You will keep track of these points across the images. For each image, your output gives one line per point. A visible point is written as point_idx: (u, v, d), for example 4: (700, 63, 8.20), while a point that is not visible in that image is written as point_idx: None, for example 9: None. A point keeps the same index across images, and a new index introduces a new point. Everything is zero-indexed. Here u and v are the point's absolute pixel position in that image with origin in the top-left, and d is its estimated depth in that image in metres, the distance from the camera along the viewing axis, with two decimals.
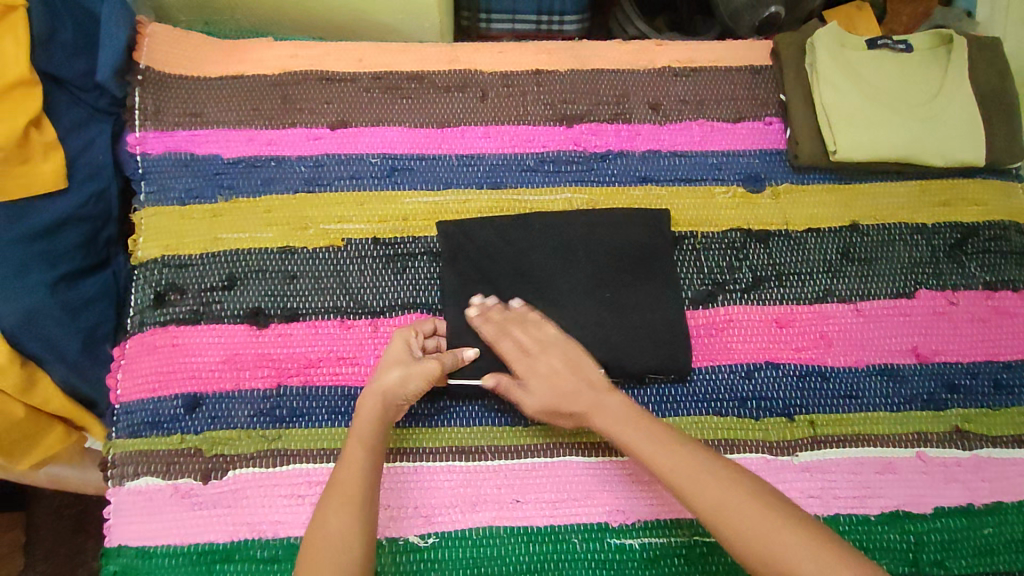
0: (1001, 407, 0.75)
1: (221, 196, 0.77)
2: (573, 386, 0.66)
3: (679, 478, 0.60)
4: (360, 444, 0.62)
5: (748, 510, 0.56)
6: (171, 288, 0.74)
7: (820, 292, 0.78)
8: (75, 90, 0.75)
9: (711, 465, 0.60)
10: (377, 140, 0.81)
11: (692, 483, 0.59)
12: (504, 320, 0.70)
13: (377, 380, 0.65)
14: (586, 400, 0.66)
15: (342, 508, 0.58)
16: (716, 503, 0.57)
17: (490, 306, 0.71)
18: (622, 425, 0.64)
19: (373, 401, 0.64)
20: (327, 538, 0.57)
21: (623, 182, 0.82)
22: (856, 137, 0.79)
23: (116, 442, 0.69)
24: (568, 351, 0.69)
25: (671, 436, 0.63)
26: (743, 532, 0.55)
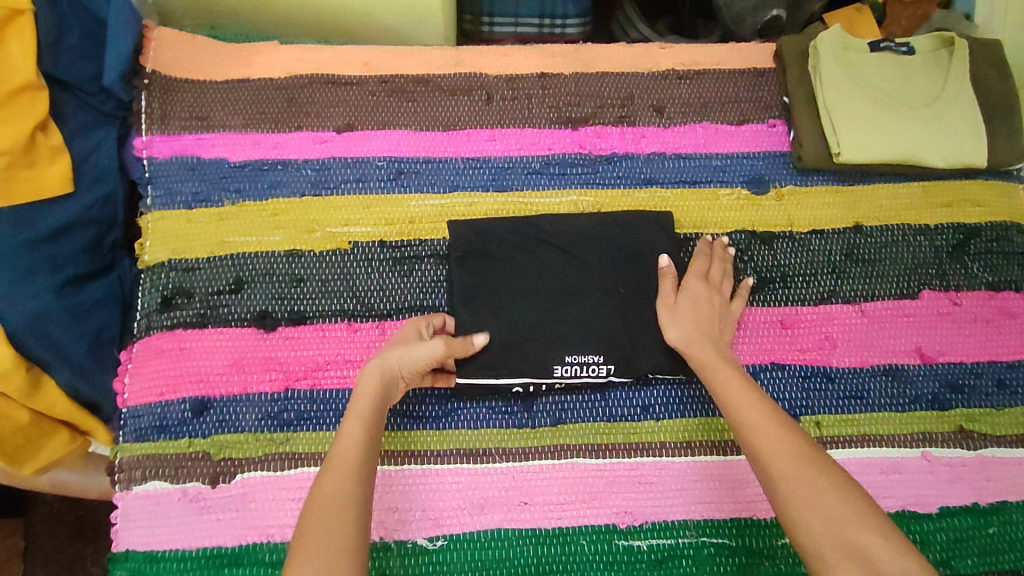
0: (1005, 406, 0.75)
1: (227, 200, 0.77)
2: (711, 322, 0.71)
3: (751, 422, 0.61)
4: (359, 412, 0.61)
5: (809, 471, 0.56)
6: (178, 292, 0.74)
7: (825, 293, 0.79)
8: (82, 93, 0.75)
9: (777, 423, 0.60)
10: (383, 143, 0.81)
11: (760, 433, 0.60)
12: (718, 255, 0.77)
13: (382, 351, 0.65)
14: (710, 330, 0.70)
15: (339, 478, 0.56)
16: (780, 455, 0.58)
17: (719, 245, 0.78)
18: (719, 364, 0.67)
19: (373, 372, 0.63)
20: (322, 505, 0.54)
21: (628, 184, 0.83)
22: (859, 138, 0.80)
23: (123, 446, 0.69)
24: (723, 306, 0.74)
25: (752, 388, 0.64)
26: (799, 489, 0.55)
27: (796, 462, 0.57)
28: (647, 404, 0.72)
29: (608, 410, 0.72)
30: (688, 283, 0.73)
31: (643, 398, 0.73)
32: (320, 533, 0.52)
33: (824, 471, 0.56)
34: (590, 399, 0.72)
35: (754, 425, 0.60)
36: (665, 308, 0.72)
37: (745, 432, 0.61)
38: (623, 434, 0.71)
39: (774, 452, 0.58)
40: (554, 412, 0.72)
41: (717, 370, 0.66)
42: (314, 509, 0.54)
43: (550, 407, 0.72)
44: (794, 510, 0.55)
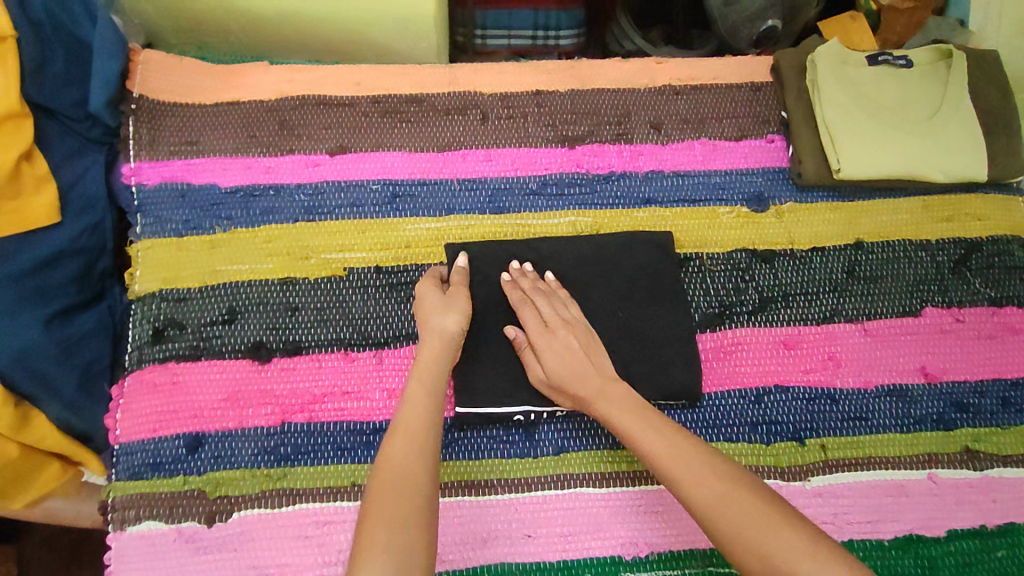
0: (1010, 425, 0.75)
1: (219, 227, 0.76)
2: (585, 365, 0.66)
3: (672, 469, 0.57)
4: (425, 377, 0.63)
5: (739, 509, 0.53)
6: (170, 323, 0.72)
7: (828, 312, 0.78)
8: (68, 119, 0.73)
9: (700, 461, 0.56)
10: (377, 166, 0.79)
11: (685, 478, 0.56)
12: (538, 290, 0.71)
13: (427, 320, 0.66)
14: (585, 375, 0.65)
15: (408, 440, 0.57)
16: (709, 501, 0.54)
17: (525, 276, 0.73)
18: (620, 414, 0.62)
19: (429, 342, 0.65)
20: (390, 468, 0.55)
21: (627, 204, 0.81)
22: (860, 154, 0.78)
23: (116, 485, 0.67)
24: (584, 331, 0.69)
25: (662, 426, 0.60)
26: (738, 533, 0.51)
27: (726, 502, 0.53)
28: None
29: (610, 437, 0.71)
30: (536, 337, 0.68)
31: None
32: (389, 496, 0.53)
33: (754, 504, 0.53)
34: (593, 426, 0.71)
35: (676, 473, 0.56)
36: (541, 378, 0.68)
37: (670, 482, 0.57)
38: (626, 461, 0.70)
39: (702, 498, 0.54)
40: (557, 440, 0.71)
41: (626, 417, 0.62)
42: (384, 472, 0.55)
43: (552, 436, 0.71)
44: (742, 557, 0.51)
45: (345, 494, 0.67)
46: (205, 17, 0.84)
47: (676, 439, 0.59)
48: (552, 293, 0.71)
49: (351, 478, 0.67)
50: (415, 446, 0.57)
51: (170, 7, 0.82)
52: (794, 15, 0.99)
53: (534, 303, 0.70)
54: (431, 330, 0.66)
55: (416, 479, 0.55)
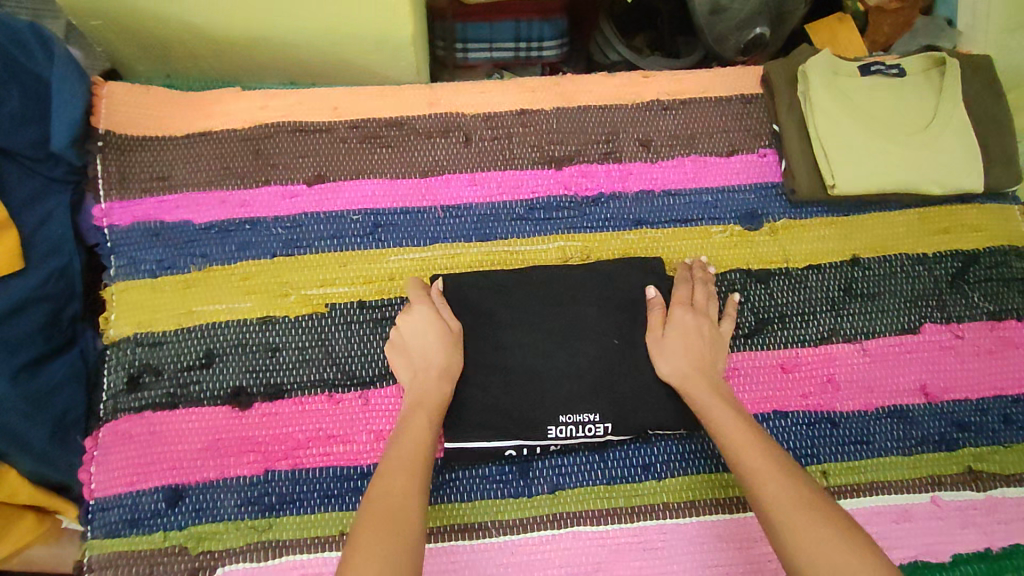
0: (1012, 443, 0.73)
1: (193, 265, 0.73)
2: (705, 352, 0.68)
3: (752, 468, 0.57)
4: (423, 411, 0.63)
5: (814, 518, 0.52)
6: (145, 370, 0.70)
7: (825, 333, 0.76)
8: (28, 161, 0.69)
9: (781, 469, 0.57)
10: (357, 195, 0.76)
11: (761, 480, 0.56)
12: (699, 279, 0.74)
13: (429, 355, 0.66)
14: (700, 359, 0.68)
15: (398, 479, 0.56)
16: (783, 501, 0.54)
17: (700, 267, 0.75)
18: (716, 405, 0.64)
19: (433, 378, 0.65)
20: (381, 505, 0.54)
21: (617, 226, 0.79)
22: (853, 170, 0.76)
23: (93, 543, 0.65)
24: (715, 336, 0.71)
25: (754, 430, 0.61)
26: (806, 538, 0.51)
27: (801, 509, 0.53)
28: (647, 463, 0.69)
29: (606, 472, 0.69)
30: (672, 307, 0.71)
31: (643, 457, 0.70)
32: (385, 533, 0.51)
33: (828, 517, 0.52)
34: (587, 461, 0.69)
35: (756, 470, 0.57)
36: (654, 335, 0.69)
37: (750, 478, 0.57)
38: (623, 496, 0.68)
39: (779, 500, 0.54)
40: (551, 477, 0.69)
41: (717, 409, 0.63)
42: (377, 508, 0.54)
43: (547, 473, 0.69)
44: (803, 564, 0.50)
45: (332, 544, 0.64)
46: (173, 41, 0.80)
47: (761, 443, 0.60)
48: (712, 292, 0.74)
49: (339, 527, 0.65)
50: (405, 482, 0.56)
51: (135, 32, 0.78)
52: (781, 22, 0.97)
53: (700, 289, 0.73)
54: (431, 366, 0.66)
55: (411, 513, 0.54)
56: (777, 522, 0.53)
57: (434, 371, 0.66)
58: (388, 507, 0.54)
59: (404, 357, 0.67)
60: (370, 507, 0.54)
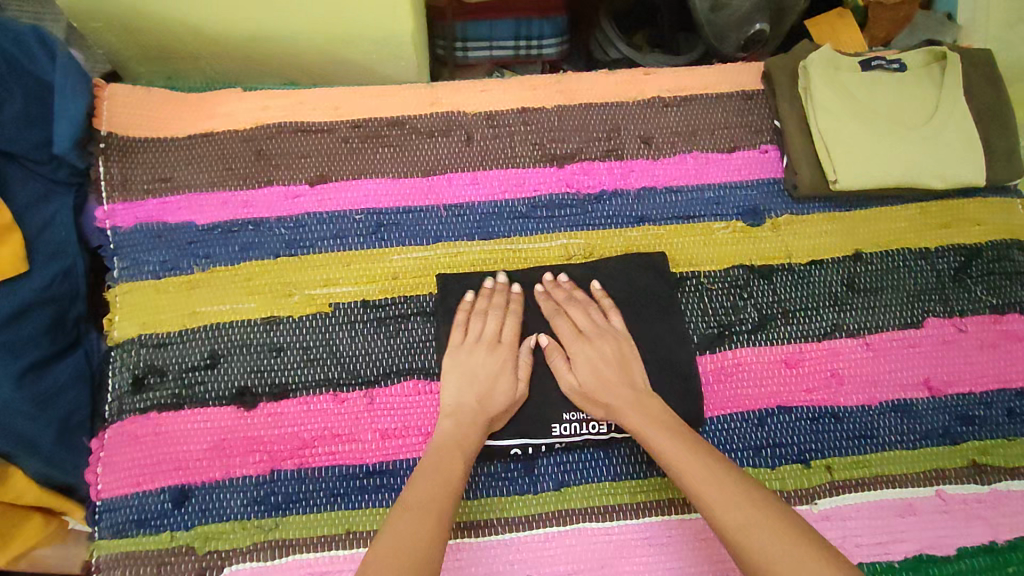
0: (1016, 436, 0.73)
1: (197, 266, 0.73)
2: (616, 376, 0.68)
3: (700, 491, 0.57)
4: (461, 452, 0.62)
5: (768, 534, 0.51)
6: (150, 370, 0.70)
7: (828, 328, 0.76)
8: (29, 162, 0.69)
9: (727, 484, 0.56)
10: (359, 194, 0.76)
11: (713, 502, 0.55)
12: (563, 300, 0.73)
13: (486, 402, 0.66)
14: (619, 385, 0.67)
15: (420, 516, 0.54)
16: (734, 526, 0.53)
17: (560, 287, 0.74)
18: (651, 430, 0.63)
19: (482, 424, 0.65)
20: (397, 540, 0.52)
21: (619, 223, 0.79)
22: (855, 165, 0.76)
23: (101, 543, 0.65)
24: (621, 345, 0.71)
25: (694, 447, 0.60)
26: (766, 556, 0.50)
27: (755, 527, 0.52)
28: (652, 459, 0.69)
29: (611, 468, 0.69)
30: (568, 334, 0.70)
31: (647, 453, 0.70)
32: (399, 567, 0.49)
33: (783, 529, 0.52)
34: (592, 457, 0.69)
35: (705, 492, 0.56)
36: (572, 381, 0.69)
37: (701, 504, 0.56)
38: (629, 493, 0.68)
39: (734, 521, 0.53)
40: (556, 474, 0.69)
41: (653, 433, 0.63)
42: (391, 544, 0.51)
43: (552, 470, 0.69)
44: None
45: (338, 543, 0.65)
46: (174, 43, 0.80)
47: (706, 460, 0.59)
48: (589, 303, 0.73)
49: (345, 526, 0.65)
50: (429, 520, 0.54)
51: (135, 34, 0.78)
52: (781, 18, 0.97)
53: (569, 309, 0.72)
54: (489, 411, 0.66)
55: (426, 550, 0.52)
56: (732, 545, 0.52)
57: (485, 420, 0.66)
58: (403, 543, 0.52)
59: (462, 387, 0.67)
60: (382, 542, 0.52)
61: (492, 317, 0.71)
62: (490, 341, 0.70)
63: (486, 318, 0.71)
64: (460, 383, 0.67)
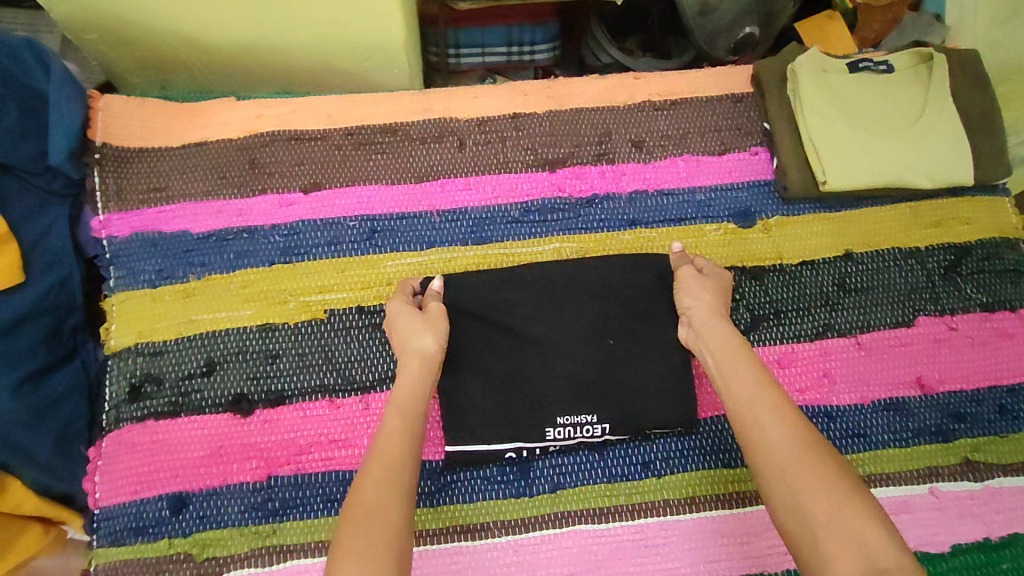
0: (1008, 432, 0.74)
1: (193, 274, 0.73)
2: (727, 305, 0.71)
3: (758, 412, 0.58)
4: (397, 407, 0.60)
5: (814, 463, 0.53)
6: (147, 379, 0.70)
7: (820, 327, 0.77)
8: (25, 174, 0.69)
9: (783, 412, 0.57)
10: (353, 201, 0.77)
11: (769, 424, 0.57)
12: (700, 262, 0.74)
13: (404, 341, 0.66)
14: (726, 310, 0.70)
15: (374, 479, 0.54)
16: (785, 442, 0.55)
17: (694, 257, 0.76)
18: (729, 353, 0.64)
19: (409, 364, 0.64)
20: (360, 509, 0.52)
21: (611, 227, 0.80)
22: (845, 166, 0.77)
23: (99, 552, 0.66)
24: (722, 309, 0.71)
25: (764, 375, 0.61)
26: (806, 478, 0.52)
27: (805, 452, 0.54)
28: (647, 461, 0.70)
29: (606, 469, 0.69)
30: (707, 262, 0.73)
31: (643, 454, 0.70)
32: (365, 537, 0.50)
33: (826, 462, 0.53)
34: (587, 459, 0.70)
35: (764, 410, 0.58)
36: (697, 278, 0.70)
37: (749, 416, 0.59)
38: (624, 494, 0.69)
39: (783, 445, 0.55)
40: (552, 477, 0.69)
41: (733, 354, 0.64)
42: (358, 511, 0.52)
43: (548, 472, 0.69)
44: (800, 499, 0.51)
45: None
46: (168, 53, 0.81)
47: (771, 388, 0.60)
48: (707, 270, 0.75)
49: None
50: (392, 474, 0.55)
51: (130, 45, 0.79)
52: (770, 20, 0.98)
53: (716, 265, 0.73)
54: (409, 350, 0.65)
55: (393, 507, 0.53)
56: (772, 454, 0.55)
57: (413, 359, 0.64)
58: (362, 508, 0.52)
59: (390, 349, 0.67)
60: (352, 510, 0.52)
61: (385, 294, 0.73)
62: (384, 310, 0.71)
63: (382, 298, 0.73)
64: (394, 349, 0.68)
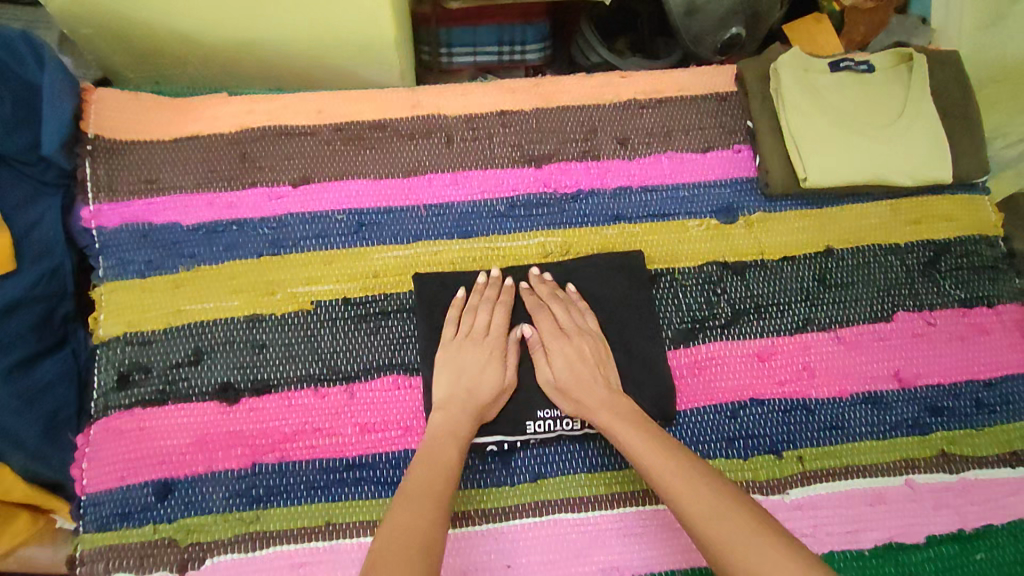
0: (985, 425, 0.75)
1: (181, 265, 0.74)
2: (592, 375, 0.69)
3: (665, 482, 0.58)
4: (455, 442, 0.63)
5: (726, 516, 0.53)
6: (135, 367, 0.71)
7: (800, 322, 0.78)
8: (19, 164, 0.71)
9: (689, 476, 0.57)
10: (341, 194, 0.78)
11: (677, 492, 0.56)
12: (551, 295, 0.74)
13: (481, 383, 0.68)
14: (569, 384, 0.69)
15: (421, 505, 0.55)
16: (695, 509, 0.54)
17: (547, 284, 0.75)
18: (621, 426, 0.64)
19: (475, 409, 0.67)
20: (404, 530, 0.53)
21: (595, 222, 0.81)
22: (825, 164, 0.78)
23: (84, 537, 0.66)
24: (595, 344, 0.72)
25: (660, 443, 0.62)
26: (724, 541, 0.51)
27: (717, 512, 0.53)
28: None
29: (587, 460, 0.70)
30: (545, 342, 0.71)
31: None
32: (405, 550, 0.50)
33: (737, 513, 0.53)
34: (569, 450, 0.71)
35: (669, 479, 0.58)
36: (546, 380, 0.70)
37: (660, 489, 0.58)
38: (606, 483, 0.70)
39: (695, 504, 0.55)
40: (534, 466, 0.70)
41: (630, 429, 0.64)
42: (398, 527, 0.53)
43: (529, 462, 0.70)
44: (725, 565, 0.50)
45: (319, 534, 0.66)
46: (162, 50, 0.83)
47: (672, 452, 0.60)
48: (571, 303, 0.74)
49: (325, 517, 0.67)
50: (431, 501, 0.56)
51: (124, 41, 0.81)
52: (756, 22, 1.00)
53: (553, 305, 0.73)
54: (479, 400, 0.68)
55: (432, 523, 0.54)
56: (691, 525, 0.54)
57: (475, 409, 0.67)
58: (413, 529, 0.53)
59: (452, 376, 0.68)
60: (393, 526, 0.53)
61: (484, 308, 0.72)
62: (480, 332, 0.71)
63: (477, 311, 0.72)
64: (450, 375, 0.69)
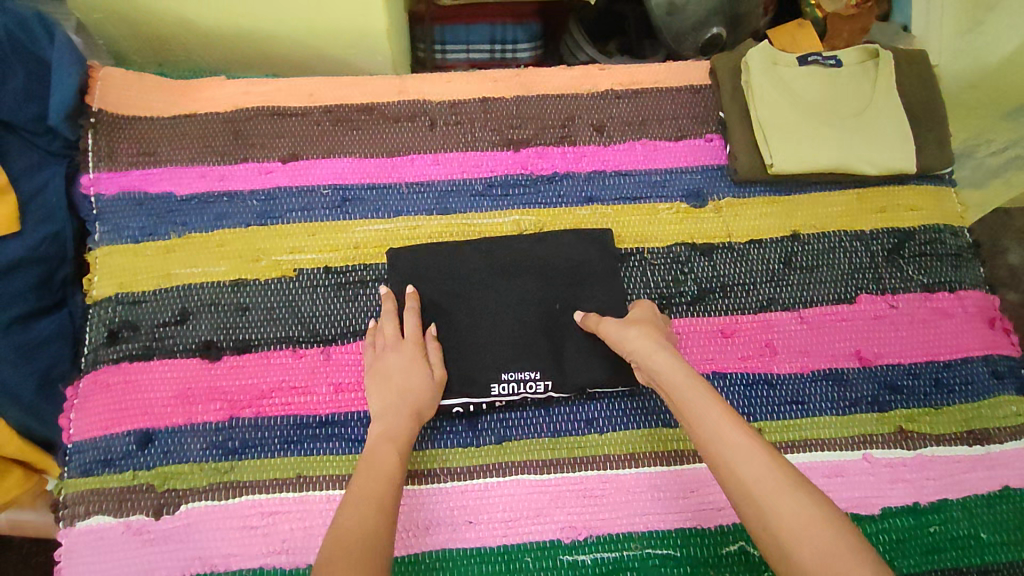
0: (942, 405, 0.77)
1: (173, 232, 0.79)
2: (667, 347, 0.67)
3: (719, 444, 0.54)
4: (394, 446, 0.62)
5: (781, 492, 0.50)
6: (124, 325, 0.75)
7: (765, 301, 0.80)
8: (29, 134, 0.77)
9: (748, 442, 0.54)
10: (328, 171, 0.83)
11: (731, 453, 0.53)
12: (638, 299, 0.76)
13: (409, 385, 0.67)
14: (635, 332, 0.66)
15: (364, 513, 0.55)
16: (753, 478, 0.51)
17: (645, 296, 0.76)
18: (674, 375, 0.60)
19: (408, 411, 0.66)
20: (345, 537, 0.52)
21: (570, 202, 0.84)
22: (792, 151, 0.81)
23: (69, 482, 0.70)
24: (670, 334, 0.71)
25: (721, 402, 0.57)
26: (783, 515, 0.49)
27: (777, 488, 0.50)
28: (590, 418, 0.73)
29: (551, 425, 0.73)
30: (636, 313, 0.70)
31: (587, 412, 0.74)
32: (346, 558, 0.50)
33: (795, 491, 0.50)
34: (533, 415, 0.73)
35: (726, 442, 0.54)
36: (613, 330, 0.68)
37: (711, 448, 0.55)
38: (568, 448, 0.72)
39: (734, 454, 0.53)
40: (499, 429, 0.73)
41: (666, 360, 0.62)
42: (336, 538, 0.52)
43: (494, 425, 0.73)
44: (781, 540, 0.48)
45: (289, 485, 0.69)
46: (169, 36, 0.88)
47: (704, 390, 0.58)
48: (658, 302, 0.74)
49: (296, 470, 0.69)
50: (370, 506, 0.56)
51: (133, 27, 0.86)
52: (736, 23, 1.04)
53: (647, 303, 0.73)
54: (411, 399, 0.66)
55: (374, 533, 0.53)
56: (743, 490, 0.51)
57: (411, 408, 0.66)
58: (357, 535, 0.53)
59: (379, 386, 0.67)
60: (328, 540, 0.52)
61: (388, 321, 0.71)
62: (393, 341, 0.70)
63: (382, 323, 0.72)
64: (379, 386, 0.68)
